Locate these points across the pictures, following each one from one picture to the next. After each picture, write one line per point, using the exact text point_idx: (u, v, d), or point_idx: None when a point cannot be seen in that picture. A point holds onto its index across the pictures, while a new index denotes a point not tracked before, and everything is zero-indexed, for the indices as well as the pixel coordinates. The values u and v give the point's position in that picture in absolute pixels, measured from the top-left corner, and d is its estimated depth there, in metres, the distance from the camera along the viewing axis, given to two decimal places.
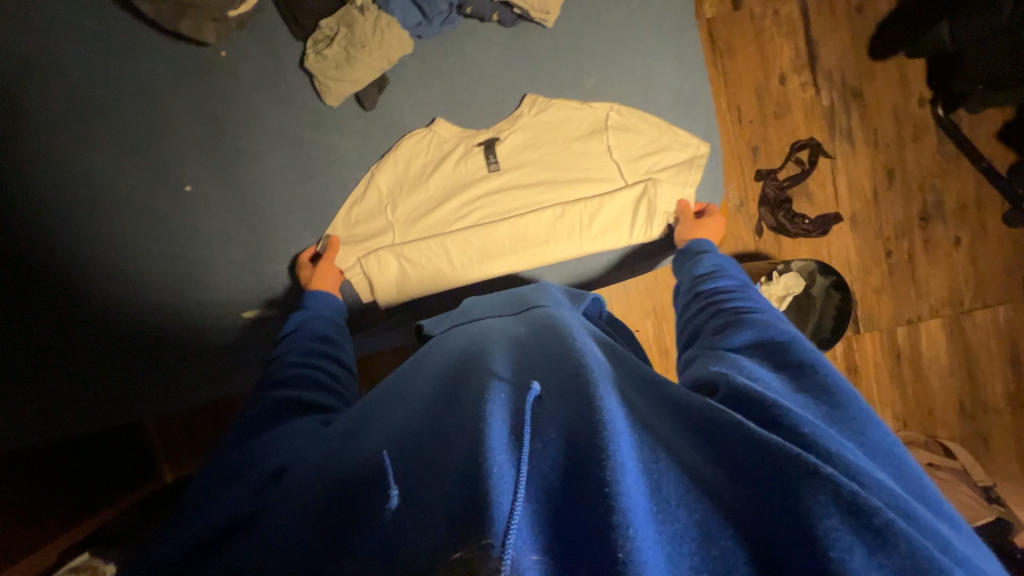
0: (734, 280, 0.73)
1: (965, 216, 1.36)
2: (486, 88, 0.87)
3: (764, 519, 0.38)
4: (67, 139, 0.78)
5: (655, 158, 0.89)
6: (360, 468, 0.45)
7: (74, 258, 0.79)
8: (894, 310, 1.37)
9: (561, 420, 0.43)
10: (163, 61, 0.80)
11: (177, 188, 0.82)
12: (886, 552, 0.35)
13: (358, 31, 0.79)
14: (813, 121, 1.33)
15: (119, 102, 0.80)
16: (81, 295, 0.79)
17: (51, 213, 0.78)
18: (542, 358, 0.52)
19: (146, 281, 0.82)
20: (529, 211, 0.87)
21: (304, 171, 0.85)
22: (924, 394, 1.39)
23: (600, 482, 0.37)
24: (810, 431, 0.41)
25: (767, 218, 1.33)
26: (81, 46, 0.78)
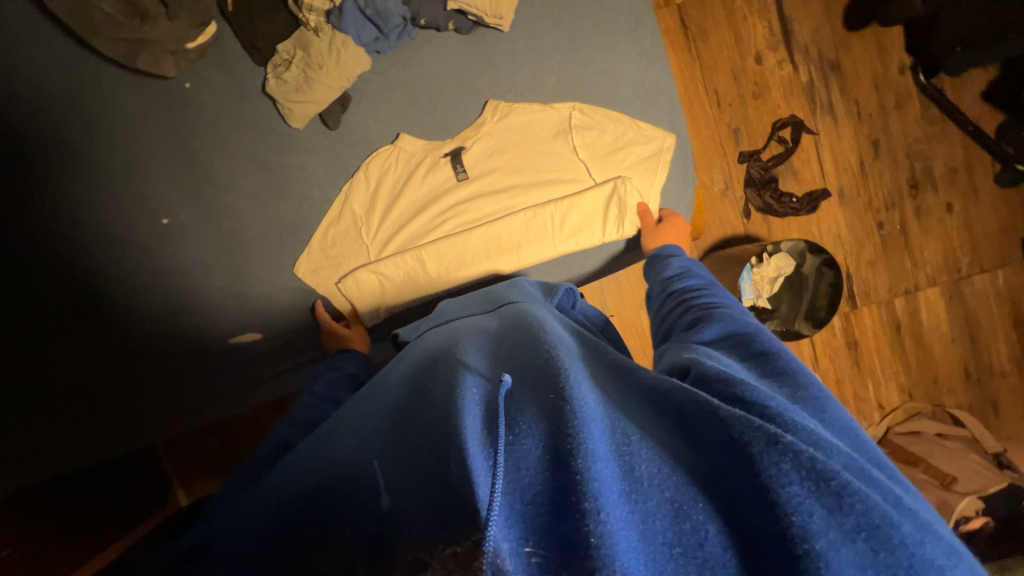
0: (700, 278, 0.72)
1: (955, 180, 1.34)
2: (451, 97, 0.87)
3: (728, 491, 0.38)
4: (42, 179, 0.79)
5: (624, 154, 0.89)
6: (338, 472, 0.44)
7: (61, 296, 0.80)
8: (889, 281, 1.36)
9: (534, 406, 0.43)
10: (130, 97, 0.82)
11: (154, 223, 0.83)
12: (844, 512, 0.35)
13: (314, 53, 0.80)
14: (792, 98, 1.32)
15: (90, 140, 0.81)
16: (71, 331, 0.81)
17: (33, 254, 0.79)
18: (515, 353, 0.52)
19: (133, 314, 0.83)
20: (500, 217, 0.88)
21: (277, 194, 0.86)
22: (928, 363, 1.38)
23: (569, 469, 0.37)
24: (774, 405, 0.41)
25: (753, 199, 1.32)
26: (46, 88, 0.79)
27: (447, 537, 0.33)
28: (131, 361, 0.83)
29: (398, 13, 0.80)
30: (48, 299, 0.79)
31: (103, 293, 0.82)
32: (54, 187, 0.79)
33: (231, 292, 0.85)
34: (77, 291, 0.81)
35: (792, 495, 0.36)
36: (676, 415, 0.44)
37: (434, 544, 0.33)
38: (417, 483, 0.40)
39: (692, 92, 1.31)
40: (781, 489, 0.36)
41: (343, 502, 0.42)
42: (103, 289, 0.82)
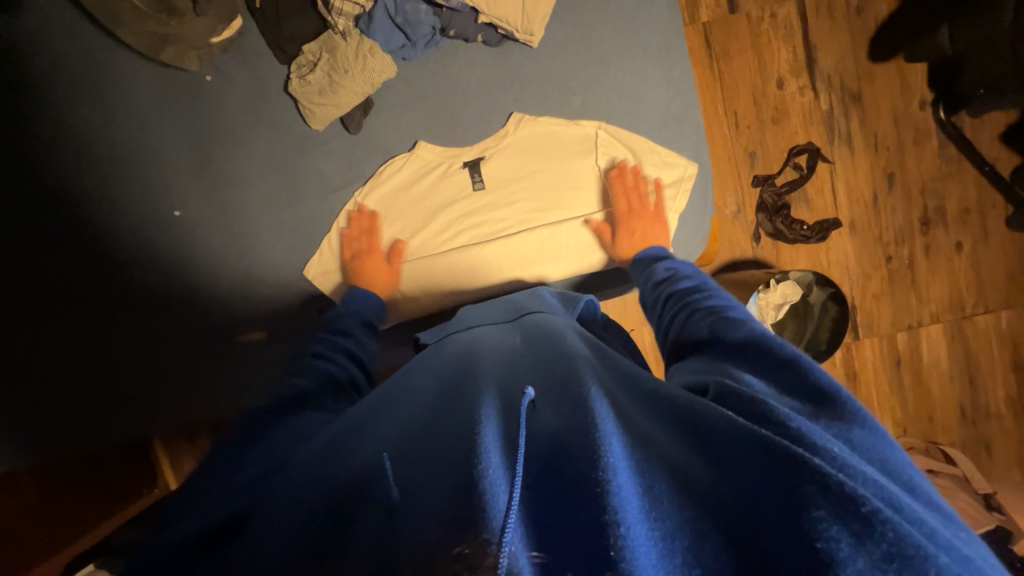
0: (695, 280, 0.72)
1: (967, 221, 1.34)
2: (472, 109, 0.84)
3: (752, 510, 0.39)
4: (58, 168, 0.77)
5: (643, 180, 0.86)
6: (358, 467, 0.45)
7: (65, 284, 0.79)
8: (894, 316, 1.36)
9: (560, 424, 0.44)
10: (147, 85, 0.78)
11: (166, 216, 0.81)
12: (875, 541, 0.35)
13: (341, 56, 0.77)
14: (811, 126, 1.31)
15: (101, 133, 0.78)
16: (90, 316, 0.80)
17: (55, 236, 0.78)
18: (538, 366, 0.54)
19: (145, 302, 0.81)
20: (519, 230, 0.85)
21: (291, 197, 0.83)
22: (924, 399, 1.38)
23: (592, 482, 0.38)
24: (796, 425, 0.42)
25: (764, 224, 1.32)
26: (63, 69, 0.76)
27: (464, 534, 0.33)
28: (138, 351, 0.81)
29: (427, 23, 0.77)
30: (48, 285, 0.79)
31: (109, 282, 0.80)
32: (66, 179, 0.78)
33: (237, 293, 0.83)
34: (81, 278, 0.79)
35: (818, 520, 0.36)
36: (697, 430, 0.44)
37: (450, 543, 0.33)
38: (434, 483, 0.40)
39: (711, 111, 1.30)
40: (808, 513, 0.36)
41: (365, 498, 0.42)
42: (119, 272, 0.80)
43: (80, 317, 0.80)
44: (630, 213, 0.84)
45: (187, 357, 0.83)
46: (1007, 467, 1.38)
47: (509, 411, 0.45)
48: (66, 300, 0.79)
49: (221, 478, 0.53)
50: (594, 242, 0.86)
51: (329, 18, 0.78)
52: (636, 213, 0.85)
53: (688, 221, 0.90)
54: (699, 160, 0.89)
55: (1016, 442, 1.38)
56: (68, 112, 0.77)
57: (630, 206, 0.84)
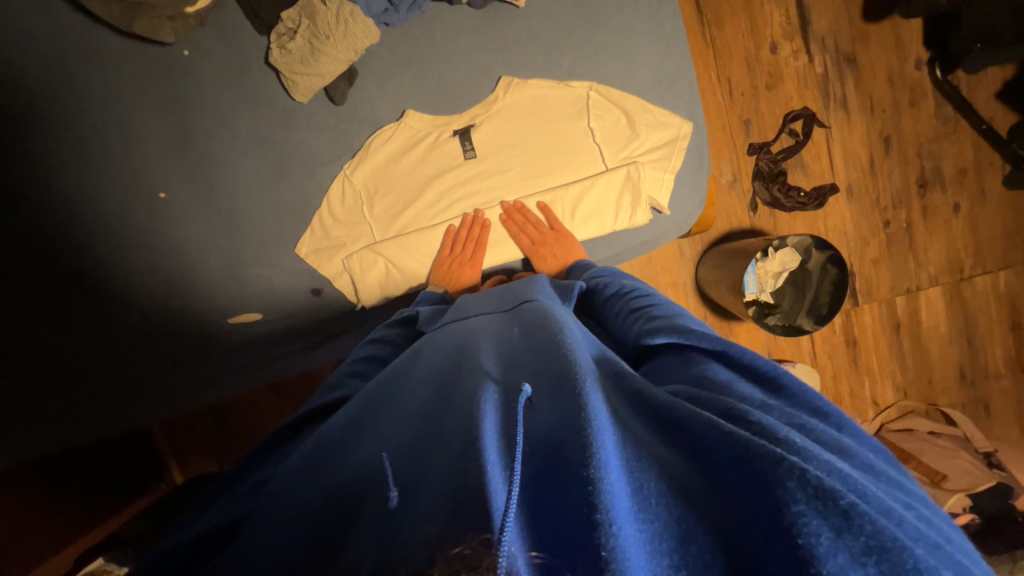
0: (620, 281, 0.70)
1: (964, 181, 1.33)
2: (460, 74, 0.79)
3: (729, 509, 0.37)
4: (26, 152, 0.71)
5: (639, 141, 0.82)
6: (358, 468, 0.44)
7: (41, 274, 0.73)
8: (892, 280, 1.36)
9: (551, 420, 0.42)
10: (119, 59, 0.73)
11: (150, 196, 0.76)
12: (853, 535, 0.33)
13: (321, 21, 0.72)
14: (806, 91, 1.29)
15: (71, 113, 0.72)
16: (75, 310, 0.74)
17: (26, 228, 0.72)
18: (530, 357, 0.51)
19: (134, 293, 0.76)
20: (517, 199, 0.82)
21: (277, 173, 0.78)
22: (924, 362, 1.39)
23: (581, 480, 0.36)
24: (768, 424, 0.39)
25: (761, 192, 1.30)
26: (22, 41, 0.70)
27: (462, 534, 0.32)
28: (131, 348, 0.77)
29: None
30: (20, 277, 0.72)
31: (91, 269, 0.75)
32: (35, 165, 0.72)
33: (230, 274, 0.79)
34: (60, 266, 0.73)
35: (799, 515, 0.34)
36: (675, 427, 0.42)
37: (449, 541, 0.32)
38: (433, 484, 0.38)
39: (705, 79, 1.28)
40: (788, 510, 0.34)
41: (363, 500, 0.41)
42: (103, 265, 0.75)
43: (61, 308, 0.74)
44: (533, 246, 0.80)
45: (180, 343, 0.78)
46: (1007, 426, 1.39)
47: (502, 408, 0.43)
48: (44, 291, 0.73)
49: (238, 484, 0.54)
50: (537, 227, 0.81)
51: None
52: (541, 241, 0.80)
53: (689, 182, 0.85)
54: (694, 120, 0.84)
55: (1014, 401, 1.39)
56: (29, 87, 0.70)
57: (531, 240, 0.81)
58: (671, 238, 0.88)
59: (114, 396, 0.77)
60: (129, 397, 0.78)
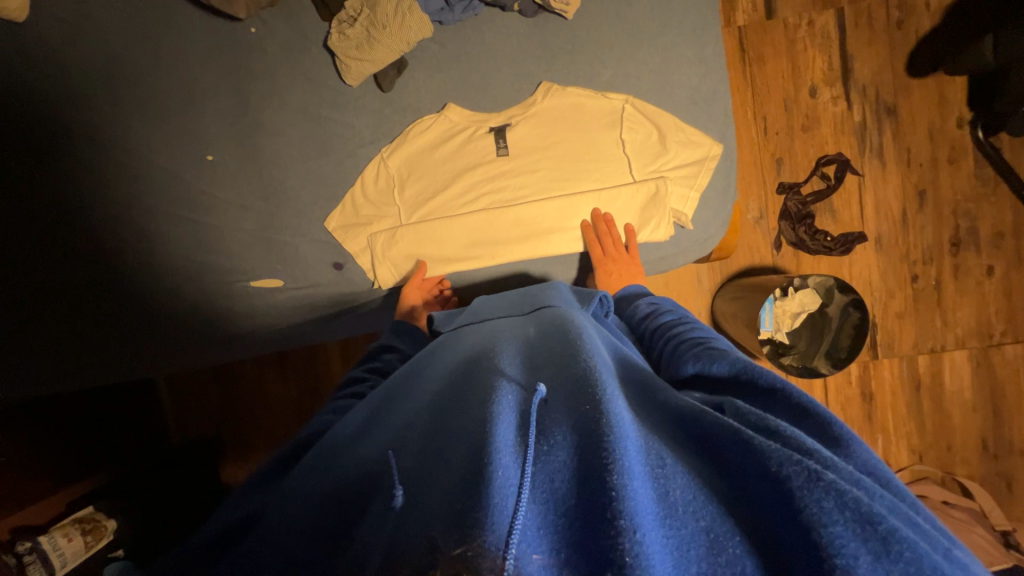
0: (675, 313, 0.69)
1: (1000, 245, 1.30)
2: (502, 76, 0.83)
3: (756, 526, 0.35)
4: (101, 108, 0.77)
5: (668, 157, 0.83)
6: (369, 470, 0.44)
7: (88, 222, 0.78)
8: (916, 337, 1.32)
9: (568, 422, 0.40)
10: (192, 31, 0.79)
11: (198, 158, 0.80)
12: (893, 560, 0.31)
13: (381, 11, 0.76)
14: (842, 137, 1.29)
15: (144, 76, 0.78)
16: (106, 257, 0.78)
17: (83, 177, 0.77)
18: (551, 358, 0.51)
19: (166, 247, 0.80)
20: (543, 203, 0.83)
21: (318, 149, 0.82)
22: (943, 428, 1.33)
23: (604, 484, 0.34)
24: (806, 440, 0.39)
25: (787, 232, 1.29)
26: (110, 9, 0.77)
27: (462, 534, 0.31)
28: (150, 301, 0.80)
29: None
30: (73, 224, 0.77)
31: (135, 221, 0.79)
32: (106, 121, 0.78)
33: (261, 239, 0.82)
34: (107, 216, 0.78)
35: (836, 536, 0.32)
36: (704, 439, 0.41)
37: (449, 537, 0.31)
38: (441, 485, 0.37)
39: (740, 115, 1.30)
40: (822, 529, 0.33)
41: (371, 500, 0.41)
42: (140, 216, 0.79)
43: (101, 256, 0.78)
44: (604, 259, 0.82)
45: (206, 305, 0.82)
46: None
47: (518, 408, 0.43)
48: (88, 235, 0.78)
49: (254, 486, 0.57)
50: (615, 244, 0.82)
51: None
52: (612, 257, 0.82)
53: (713, 203, 0.85)
54: (724, 144, 0.85)
55: None
56: (109, 50, 0.77)
57: (603, 252, 0.82)
58: (689, 259, 0.89)
59: (139, 350, 0.81)
60: (155, 353, 0.82)
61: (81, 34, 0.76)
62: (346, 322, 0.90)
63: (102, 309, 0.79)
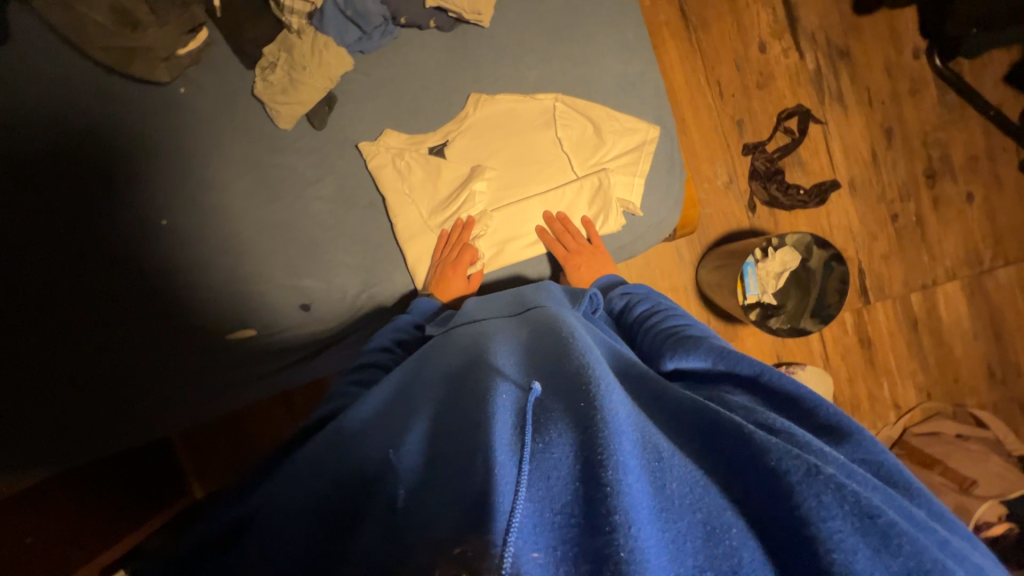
0: (650, 302, 0.70)
1: (975, 169, 1.28)
2: (428, 95, 0.82)
3: (755, 519, 0.36)
4: (52, 190, 0.78)
5: (607, 148, 0.82)
6: (368, 468, 0.45)
7: (64, 297, 0.79)
8: (905, 275, 1.30)
9: (565, 417, 0.40)
10: (124, 100, 0.79)
11: (154, 223, 0.81)
12: (889, 552, 0.33)
13: (297, 53, 0.77)
14: (799, 88, 1.28)
15: (87, 151, 0.79)
16: (88, 321, 0.80)
17: (50, 258, 0.79)
18: (547, 356, 0.51)
19: (140, 305, 0.81)
20: (495, 213, 0.83)
21: (268, 195, 0.82)
22: (947, 360, 1.32)
23: (598, 481, 0.35)
24: (801, 433, 0.40)
25: (758, 192, 1.28)
26: (44, 92, 0.78)
27: (462, 536, 0.33)
28: (135, 354, 0.81)
29: (377, 13, 0.76)
30: (54, 300, 0.79)
31: (104, 290, 0.80)
32: (59, 202, 0.79)
33: (227, 292, 0.83)
34: (79, 288, 0.80)
35: (832, 529, 0.34)
36: (703, 433, 0.41)
37: (452, 542, 0.33)
38: (444, 491, 0.38)
39: (694, 83, 1.28)
40: (820, 523, 0.34)
41: (371, 500, 0.42)
42: (112, 276, 0.80)
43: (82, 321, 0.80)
44: (568, 255, 0.81)
45: (191, 356, 0.82)
46: None
47: (513, 407, 0.43)
48: (67, 306, 0.79)
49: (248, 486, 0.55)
50: (576, 239, 0.82)
51: (284, 19, 0.78)
52: (576, 252, 0.81)
53: (660, 186, 0.84)
54: (662, 124, 0.84)
55: None
56: (50, 131, 0.78)
57: (567, 249, 0.81)
58: (649, 242, 0.88)
59: (136, 404, 0.82)
60: (150, 409, 0.82)
61: (20, 124, 0.77)
62: (328, 359, 0.91)
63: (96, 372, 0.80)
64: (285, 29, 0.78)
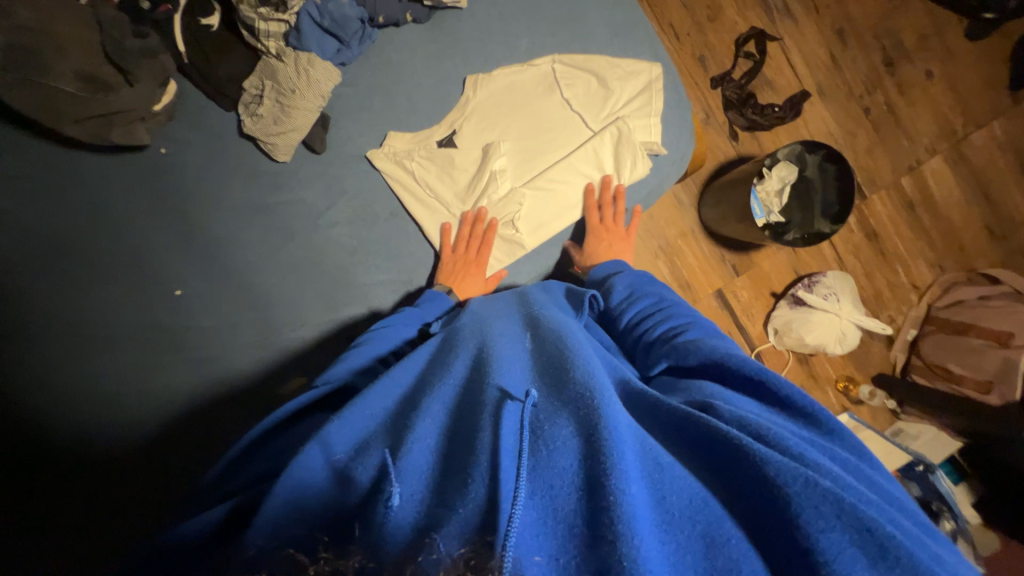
0: (664, 304, 0.68)
1: (928, 46, 1.33)
2: (423, 90, 0.81)
3: (753, 523, 0.38)
4: (54, 288, 0.73)
5: (618, 96, 0.81)
6: (365, 477, 0.41)
7: (92, 396, 0.73)
8: (891, 163, 1.35)
9: (568, 439, 0.40)
10: (110, 177, 0.74)
11: (169, 295, 0.75)
12: (873, 549, 0.35)
13: (284, 78, 0.73)
14: (748, 11, 1.31)
15: (89, 240, 0.74)
16: (119, 411, 0.74)
17: (77, 353, 0.74)
18: (550, 369, 0.50)
19: (166, 386, 0.75)
20: (525, 187, 0.81)
21: (282, 237, 0.78)
22: (950, 232, 1.37)
23: (601, 497, 0.35)
24: (792, 444, 0.40)
25: (737, 120, 1.30)
26: (22, 189, 0.72)
27: (467, 539, 0.33)
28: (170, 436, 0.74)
29: (354, 17, 0.74)
30: (77, 407, 0.72)
31: (126, 380, 0.74)
32: (55, 298, 0.73)
33: (264, 345, 0.77)
34: (105, 380, 0.74)
35: (820, 528, 0.36)
36: (698, 439, 0.43)
37: (454, 543, 0.33)
38: (452, 490, 0.39)
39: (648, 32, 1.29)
40: (810, 527, 0.36)
41: (369, 499, 0.39)
42: (132, 360, 0.75)
43: (110, 412, 0.73)
44: (599, 227, 0.83)
45: (231, 421, 0.76)
46: None
47: (512, 420, 0.42)
48: (88, 403, 0.73)
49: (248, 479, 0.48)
50: (612, 214, 0.83)
51: (262, 49, 0.75)
52: (606, 227, 0.83)
53: (677, 123, 0.83)
54: (662, 60, 0.84)
55: None
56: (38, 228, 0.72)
57: (600, 220, 0.82)
58: (674, 175, 0.86)
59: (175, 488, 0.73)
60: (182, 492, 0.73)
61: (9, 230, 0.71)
62: None
63: (103, 459, 0.72)
64: (265, 56, 0.75)
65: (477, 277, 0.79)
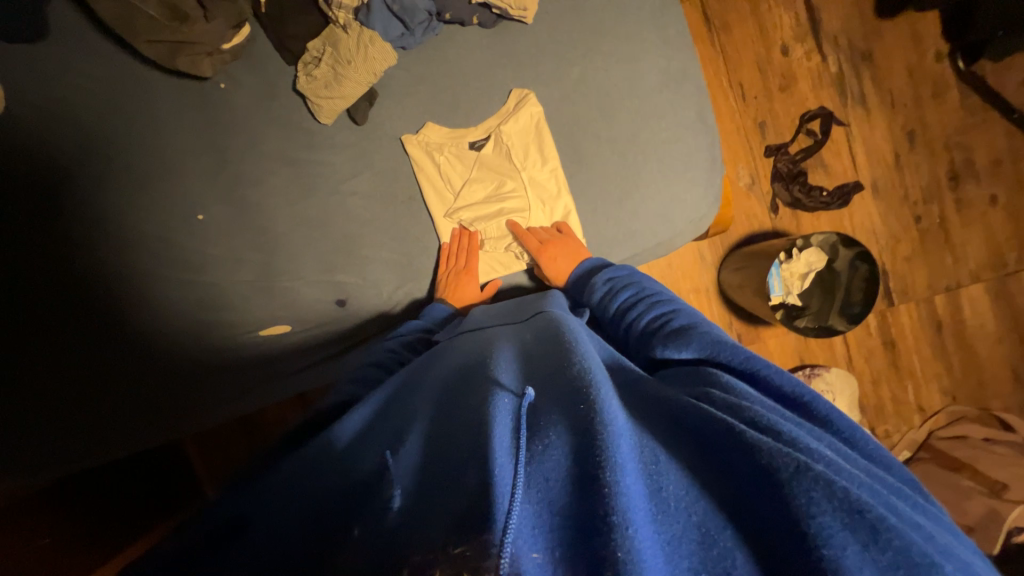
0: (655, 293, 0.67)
1: (999, 172, 1.30)
2: (470, 91, 0.84)
3: (744, 517, 0.34)
4: (93, 185, 0.77)
5: (654, 143, 0.85)
6: (365, 477, 0.44)
7: (92, 293, 0.76)
8: (928, 277, 1.30)
9: (561, 426, 0.38)
10: (167, 99, 0.79)
11: (189, 218, 0.80)
12: (879, 547, 0.31)
13: (342, 47, 0.77)
14: (822, 90, 1.29)
15: (134, 150, 0.78)
16: (119, 314, 0.77)
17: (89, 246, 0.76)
18: (542, 363, 0.48)
19: (168, 303, 0.78)
20: (542, 203, 0.85)
21: (303, 191, 0.82)
22: (972, 363, 1.31)
23: (596, 482, 0.33)
24: (787, 430, 0.38)
25: (782, 193, 1.28)
26: (85, 87, 0.77)
27: (463, 536, 0.31)
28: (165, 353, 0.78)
29: (423, 9, 0.77)
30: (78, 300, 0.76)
31: (123, 288, 0.77)
32: (85, 195, 0.76)
33: (259, 286, 0.81)
34: (109, 280, 0.77)
35: (822, 524, 0.31)
36: (694, 429, 0.40)
37: (449, 541, 0.31)
38: (447, 486, 0.38)
39: (716, 86, 1.28)
40: (810, 520, 0.32)
41: (366, 498, 0.41)
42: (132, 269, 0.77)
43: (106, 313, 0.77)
44: (541, 245, 0.83)
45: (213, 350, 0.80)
46: None
47: (504, 411, 0.41)
48: (86, 298, 0.76)
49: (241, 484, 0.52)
50: (547, 229, 0.84)
51: (331, 13, 0.78)
52: (548, 241, 0.83)
53: (701, 186, 0.87)
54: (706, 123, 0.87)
55: None
56: (86, 126, 0.76)
57: (539, 240, 0.84)
58: (686, 234, 0.89)
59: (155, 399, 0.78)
60: (169, 408, 0.79)
61: (62, 120, 0.76)
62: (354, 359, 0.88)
63: (93, 353, 0.76)
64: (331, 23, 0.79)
65: (471, 282, 0.82)
